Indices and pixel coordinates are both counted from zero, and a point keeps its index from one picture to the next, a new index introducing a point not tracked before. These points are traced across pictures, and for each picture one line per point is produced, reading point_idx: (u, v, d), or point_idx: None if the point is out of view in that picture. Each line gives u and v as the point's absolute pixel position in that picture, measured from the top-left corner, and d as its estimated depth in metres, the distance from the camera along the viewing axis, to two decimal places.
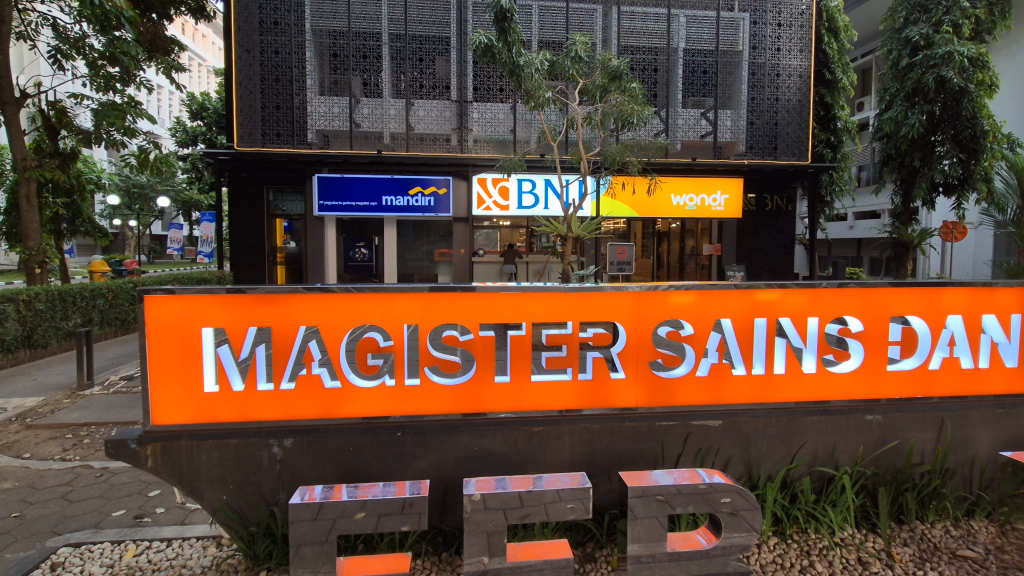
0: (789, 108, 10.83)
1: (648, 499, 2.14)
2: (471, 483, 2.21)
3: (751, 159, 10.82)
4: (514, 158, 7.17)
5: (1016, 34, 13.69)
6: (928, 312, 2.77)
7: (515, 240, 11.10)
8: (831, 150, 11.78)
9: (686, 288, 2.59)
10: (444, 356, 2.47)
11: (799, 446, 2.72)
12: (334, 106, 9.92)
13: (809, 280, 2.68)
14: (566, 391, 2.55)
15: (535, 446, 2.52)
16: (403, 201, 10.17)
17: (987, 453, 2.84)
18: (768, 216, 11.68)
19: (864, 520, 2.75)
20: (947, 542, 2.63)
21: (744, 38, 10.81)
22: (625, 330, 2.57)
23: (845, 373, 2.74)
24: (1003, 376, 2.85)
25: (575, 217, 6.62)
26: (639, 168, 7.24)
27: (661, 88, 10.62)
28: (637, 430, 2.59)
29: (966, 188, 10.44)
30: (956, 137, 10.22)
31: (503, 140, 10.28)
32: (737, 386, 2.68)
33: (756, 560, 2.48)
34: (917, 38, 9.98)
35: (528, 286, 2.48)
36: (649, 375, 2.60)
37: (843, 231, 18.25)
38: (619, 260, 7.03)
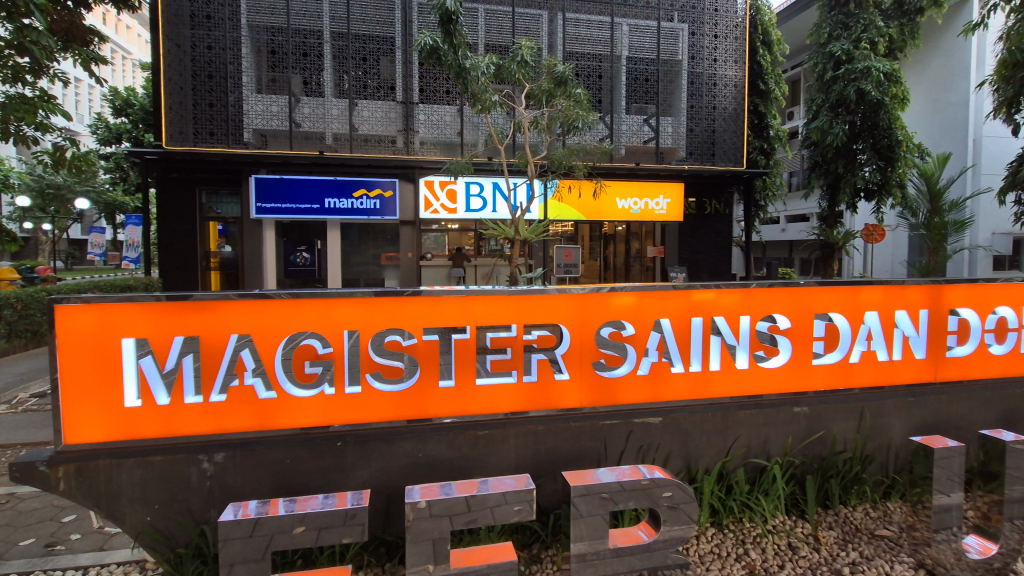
0: (725, 116, 11.35)
1: (591, 497, 2.17)
2: (415, 490, 2.17)
3: (691, 164, 11.26)
4: (461, 161, 7.15)
5: (925, 52, 14.94)
6: (847, 309, 2.97)
7: (463, 243, 11.03)
8: (765, 157, 12.46)
9: (627, 290, 2.66)
10: (387, 362, 2.41)
11: (733, 439, 2.85)
12: (272, 105, 9.59)
13: (741, 281, 2.80)
14: (511, 393, 2.56)
15: (480, 450, 2.51)
16: (346, 203, 9.89)
17: (900, 438, 3.07)
18: (707, 219, 12.18)
19: (794, 507, 2.89)
20: (866, 524, 2.81)
21: (683, 48, 11.24)
22: (569, 332, 2.60)
23: (775, 368, 2.89)
24: (914, 367, 3.08)
25: (522, 220, 6.65)
26: (585, 172, 7.37)
27: (606, 94, 10.87)
28: (581, 430, 2.63)
29: (883, 194, 11.18)
30: (875, 145, 11.02)
31: (450, 142, 10.22)
32: (676, 384, 2.77)
33: (695, 551, 2.56)
34: (839, 53, 10.73)
35: (472, 288, 2.47)
36: (592, 375, 2.65)
37: (776, 233, 19.30)
38: (565, 262, 7.07)
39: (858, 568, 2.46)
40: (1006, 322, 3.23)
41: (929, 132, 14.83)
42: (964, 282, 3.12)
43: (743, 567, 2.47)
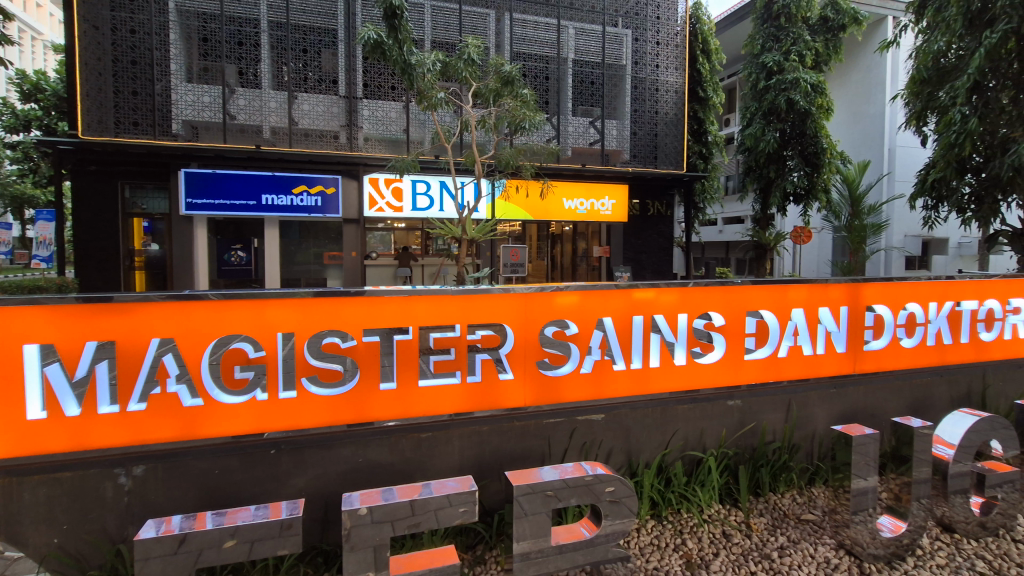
0: (666, 121, 11.74)
1: (534, 496, 2.17)
2: (354, 497, 2.10)
3: (635, 167, 11.57)
4: (406, 159, 7.01)
5: (846, 66, 16.05)
6: (776, 306, 3.13)
7: (410, 242, 10.88)
8: (703, 161, 13.03)
9: (571, 289, 2.69)
10: (323, 365, 2.33)
11: (671, 433, 2.95)
12: (204, 95, 9.09)
13: (679, 280, 2.90)
14: (454, 394, 2.52)
15: (423, 453, 2.49)
16: (285, 200, 9.51)
17: (822, 428, 3.28)
18: (650, 220, 12.57)
19: (727, 496, 3.02)
20: (793, 509, 2.97)
21: (626, 53, 11.54)
22: (513, 331, 2.60)
23: (710, 363, 3.01)
24: (837, 360, 3.29)
25: (469, 219, 6.61)
26: (531, 173, 7.39)
27: (553, 95, 11.01)
28: (525, 429, 2.66)
29: (810, 198, 11.90)
30: (803, 152, 11.73)
31: (396, 139, 10.02)
32: (619, 380, 2.83)
33: (635, 544, 2.62)
34: (771, 64, 11.36)
35: (415, 288, 2.43)
36: (536, 374, 2.66)
37: (714, 234, 20.19)
38: (512, 262, 7.07)
39: (785, 552, 2.60)
40: (916, 317, 3.50)
41: (850, 141, 15.93)
42: (878, 281, 3.36)
43: (681, 557, 2.55)
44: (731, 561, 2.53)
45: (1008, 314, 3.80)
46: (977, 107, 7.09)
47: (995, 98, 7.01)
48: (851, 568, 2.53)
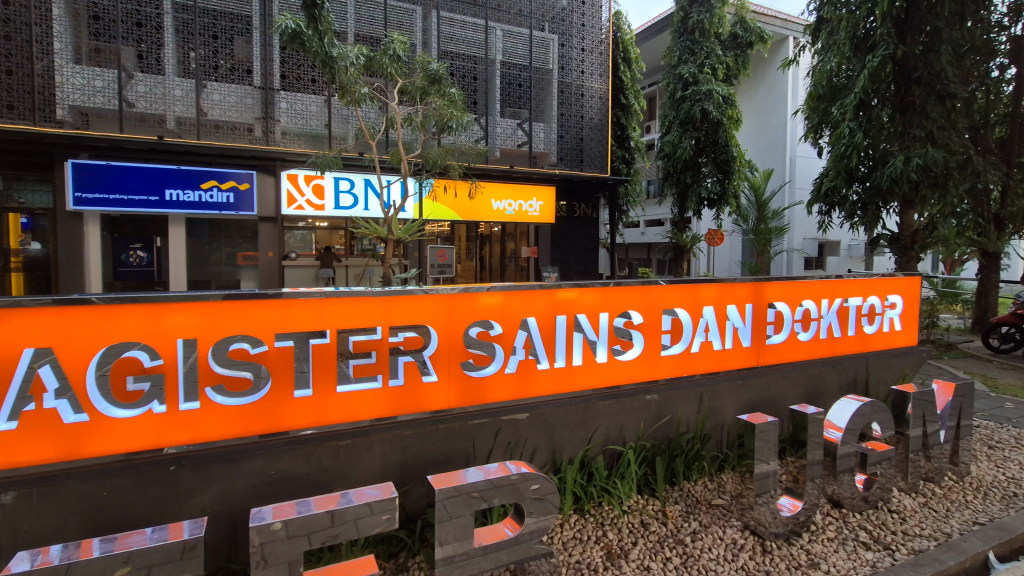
0: (592, 125, 12.08)
1: (457, 498, 2.15)
2: (266, 511, 1.98)
3: (562, 169, 11.83)
4: (328, 155, 6.75)
5: (754, 80, 17.31)
6: (688, 305, 3.32)
7: (333, 242, 10.59)
8: (626, 166, 13.63)
9: (495, 289, 2.69)
10: (231, 373, 2.19)
11: (593, 429, 3.03)
12: (95, 79, 8.28)
13: (600, 280, 2.99)
14: (375, 399, 2.46)
15: (342, 461, 2.37)
16: (193, 196, 8.84)
17: (730, 418, 3.50)
18: (576, 222, 12.90)
19: (645, 487, 3.15)
20: (705, 495, 3.15)
21: (553, 57, 11.77)
22: (436, 332, 2.57)
23: (629, 360, 3.13)
24: (742, 354, 3.55)
25: (395, 219, 6.45)
26: (459, 173, 7.33)
27: (480, 96, 11.02)
28: (450, 431, 2.60)
29: (722, 203, 12.76)
30: (715, 160, 12.48)
31: (317, 135, 9.61)
32: (542, 379, 2.89)
33: (558, 539, 2.67)
34: (687, 76, 12.03)
35: (333, 290, 2.34)
36: (459, 375, 2.65)
37: (636, 236, 21.08)
38: (439, 262, 6.99)
39: (697, 536, 2.76)
40: (810, 313, 3.83)
41: (757, 150, 17.18)
42: (779, 280, 3.65)
43: (602, 548, 2.63)
44: (649, 548, 2.64)
45: (886, 309, 4.25)
46: (862, 122, 7.88)
47: (876, 115, 7.82)
48: (755, 547, 2.72)
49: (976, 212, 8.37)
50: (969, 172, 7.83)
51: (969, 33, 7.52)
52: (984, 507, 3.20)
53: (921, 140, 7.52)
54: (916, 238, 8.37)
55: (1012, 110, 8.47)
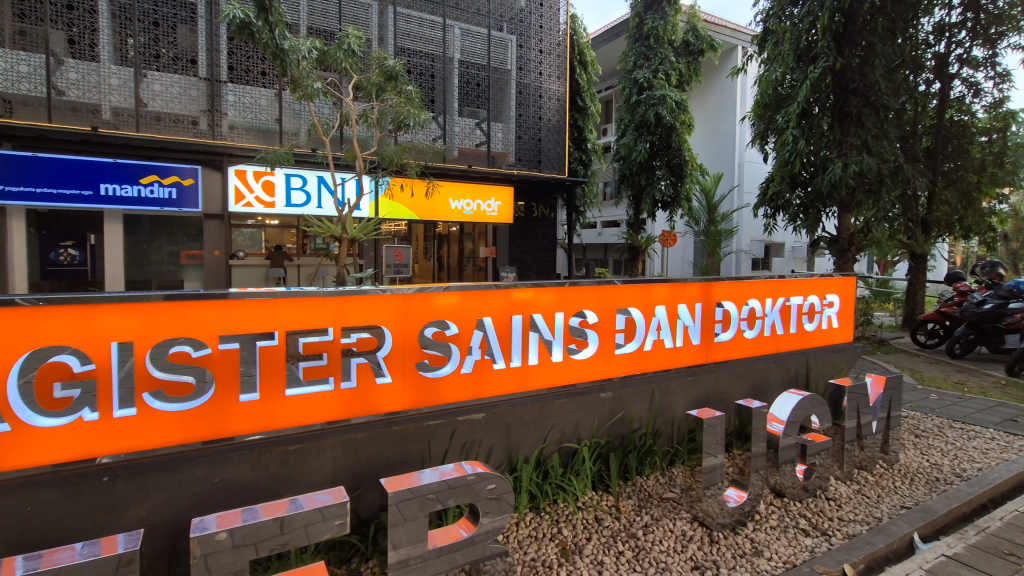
0: (550, 127, 12.20)
1: (411, 501, 2.12)
2: (210, 520, 1.90)
3: (520, 170, 11.89)
4: (279, 151, 6.56)
5: (705, 87, 17.91)
6: (641, 304, 3.41)
7: (284, 241, 10.24)
8: (583, 167, 13.87)
9: (451, 289, 2.68)
10: (171, 377, 2.09)
11: (549, 428, 3.07)
12: (20, 64, 7.73)
13: (555, 280, 3.02)
14: (327, 402, 2.40)
15: (291, 466, 2.33)
16: (132, 191, 8.37)
17: (680, 414, 3.62)
18: (534, 222, 13.01)
19: (599, 483, 3.21)
20: (656, 488, 3.24)
21: (511, 58, 11.82)
22: (391, 333, 2.53)
23: (584, 359, 3.18)
24: (692, 352, 3.66)
25: (350, 217, 6.30)
26: (417, 171, 7.25)
27: (438, 94, 10.93)
28: (404, 433, 2.59)
29: (675, 206, 13.15)
30: (669, 163, 12.85)
31: (267, 129, 9.30)
32: (498, 379, 2.88)
33: (513, 538, 2.68)
34: (642, 80, 12.33)
35: (283, 290, 2.27)
36: (415, 376, 2.61)
37: (593, 236, 21.43)
38: (395, 262, 6.88)
39: (649, 529, 2.83)
40: (755, 311, 4.00)
41: (708, 155, 17.78)
42: (726, 280, 3.79)
43: (556, 545, 2.66)
44: (602, 543, 2.69)
45: (825, 307, 4.50)
46: (803, 130, 8.31)
47: (817, 123, 8.26)
48: (703, 538, 2.82)
49: (906, 216, 8.95)
50: (899, 179, 8.37)
51: (899, 49, 8.05)
52: (911, 492, 3.44)
53: (857, 148, 7.98)
54: (853, 240, 8.85)
55: (937, 121, 9.11)
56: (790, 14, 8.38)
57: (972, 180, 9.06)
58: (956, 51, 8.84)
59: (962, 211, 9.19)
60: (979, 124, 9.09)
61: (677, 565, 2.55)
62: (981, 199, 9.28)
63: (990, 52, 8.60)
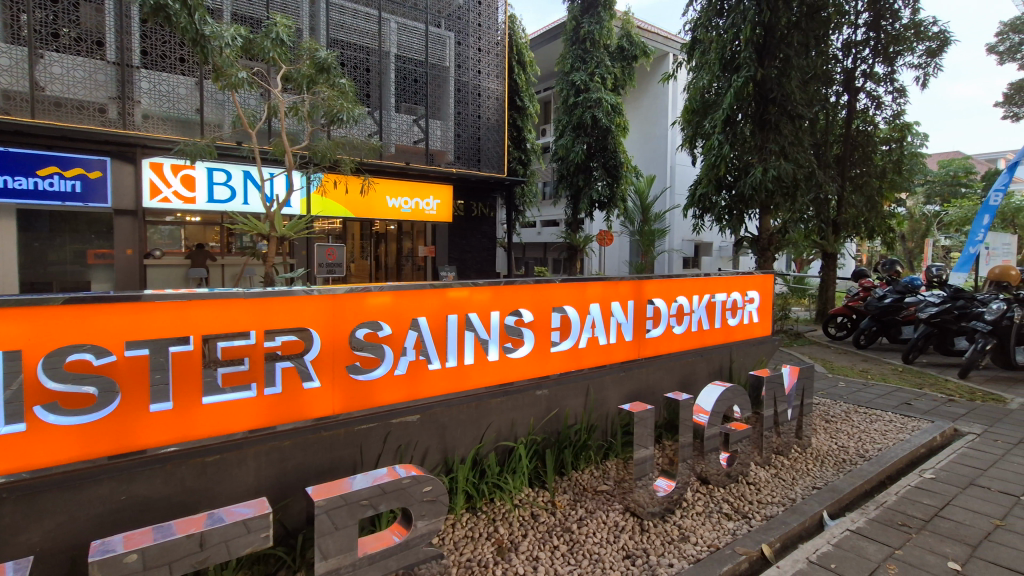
0: (489, 126, 12.20)
1: (341, 508, 2.05)
2: (115, 541, 1.74)
3: (459, 168, 11.82)
4: (199, 143, 6.15)
5: (638, 91, 18.53)
6: (576, 303, 3.48)
7: (206, 239, 9.68)
8: (522, 167, 14.00)
9: (383, 289, 2.62)
10: (70, 389, 1.91)
11: (485, 427, 3.06)
12: None
13: (490, 279, 3.02)
14: (249, 409, 2.28)
15: (210, 479, 2.19)
16: (27, 183, 7.63)
17: (614, 408, 3.72)
18: (474, 221, 13.06)
19: (536, 479, 3.25)
20: (591, 482, 3.32)
21: (449, 55, 11.71)
22: (320, 335, 2.44)
23: (520, 357, 3.20)
24: (625, 348, 3.79)
25: (279, 215, 6.01)
26: (351, 167, 7.03)
27: (374, 89, 10.62)
28: (334, 439, 2.49)
29: (612, 206, 13.53)
30: (605, 164, 13.19)
31: (187, 120, 8.71)
32: (433, 380, 2.84)
33: (449, 539, 2.66)
34: (579, 83, 12.59)
35: (199, 291, 2.14)
36: (345, 380, 2.53)
37: (533, 235, 21.69)
38: (328, 261, 6.62)
39: (583, 523, 2.89)
40: (683, 308, 4.19)
41: (642, 157, 18.40)
42: (657, 279, 3.95)
43: (492, 544, 2.67)
44: (538, 539, 2.72)
45: (746, 303, 4.78)
46: (728, 136, 8.79)
47: (740, 130, 8.75)
48: (634, 527, 2.92)
49: (819, 219, 9.65)
50: (813, 183, 9.02)
51: (812, 62, 8.66)
52: (821, 473, 3.72)
53: (775, 154, 8.55)
54: (772, 240, 9.44)
55: (845, 131, 9.89)
56: (716, 24, 8.83)
57: (875, 185, 9.91)
58: (861, 66, 9.65)
59: (867, 214, 10.02)
60: (880, 134, 9.97)
61: (609, 555, 2.62)
62: (883, 202, 10.17)
63: (889, 69, 9.44)
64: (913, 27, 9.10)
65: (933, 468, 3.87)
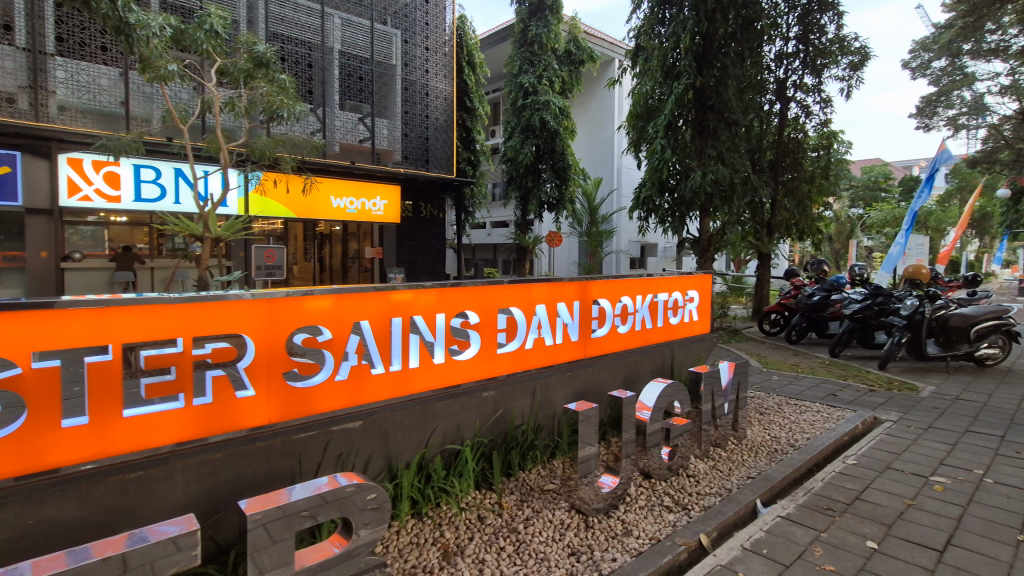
0: (437, 126, 12.10)
1: (277, 521, 1.97)
2: (19, 569, 1.58)
3: (406, 168, 11.66)
4: (123, 138, 5.76)
5: (586, 95, 18.92)
6: (522, 304, 3.51)
7: (134, 240, 9.15)
8: (472, 168, 13.99)
9: (323, 293, 2.54)
10: None
11: (431, 431, 3.03)
12: None
13: (436, 281, 2.99)
14: (176, 421, 2.16)
15: (133, 497, 2.06)
16: None
17: (560, 408, 3.77)
18: (422, 222, 12.92)
19: (482, 481, 3.25)
20: (538, 481, 3.36)
21: (396, 53, 11.53)
22: (254, 341, 2.34)
23: (466, 359, 3.19)
24: (571, 348, 3.85)
25: (213, 215, 5.73)
26: (292, 166, 6.79)
27: (317, 85, 10.29)
28: (270, 449, 2.40)
29: (560, 207, 13.74)
30: (553, 167, 13.38)
31: (110, 113, 8.25)
32: (376, 385, 2.78)
33: (393, 547, 2.62)
34: (527, 85, 12.70)
35: (119, 297, 2.00)
36: (281, 388, 2.44)
37: (483, 237, 21.71)
38: (267, 263, 6.36)
39: (529, 523, 2.92)
40: (627, 308, 4.31)
41: (589, 160, 18.77)
42: (601, 280, 4.04)
43: (438, 549, 2.64)
44: (484, 541, 2.72)
45: (687, 302, 4.96)
46: (669, 141, 9.10)
47: (681, 136, 9.08)
48: (579, 524, 2.96)
49: (754, 221, 10.14)
50: (748, 187, 9.50)
51: (747, 72, 9.11)
52: (755, 463, 3.91)
53: (714, 159, 8.91)
54: (711, 242, 9.85)
55: (778, 138, 10.47)
56: (658, 32, 9.11)
57: (805, 189, 10.54)
58: (792, 78, 10.24)
59: (798, 216, 10.64)
60: (810, 142, 10.61)
61: (554, 553, 2.66)
62: (811, 206, 10.83)
63: (817, 80, 10.05)
64: (837, 42, 9.75)
65: (855, 454, 4.15)
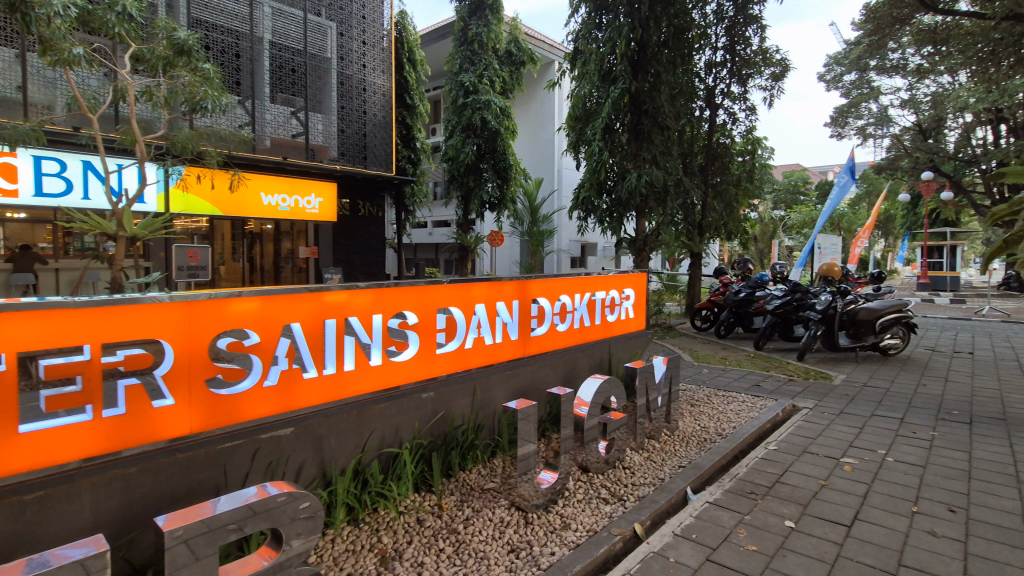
0: (375, 122, 11.81)
1: (199, 536, 1.86)
2: None
3: (343, 165, 11.30)
4: (20, 127, 5.23)
5: (526, 95, 19.14)
6: (461, 303, 3.49)
7: (35, 239, 8.52)
8: (412, 166, 13.76)
9: (249, 295, 2.43)
10: None
11: (367, 434, 2.96)
12: None
13: (372, 281, 2.93)
14: (84, 435, 2.00)
15: (32, 519, 1.88)
16: None
17: (500, 407, 3.79)
18: (360, 221, 12.57)
19: (422, 483, 3.21)
20: (478, 481, 3.37)
21: (331, 46, 11.14)
22: (172, 347, 2.20)
23: (404, 360, 3.14)
24: (510, 346, 3.88)
25: (128, 213, 5.30)
26: (218, 160, 6.41)
27: (245, 76, 9.91)
28: (192, 461, 2.26)
29: (502, 207, 13.79)
30: (495, 166, 13.39)
31: (4, 98, 7.50)
32: (309, 390, 2.69)
33: (329, 555, 2.55)
34: (468, 84, 12.65)
35: (13, 301, 1.82)
36: (204, 396, 2.31)
37: (424, 236, 21.44)
38: (189, 264, 5.97)
39: (469, 522, 2.92)
40: (566, 307, 4.39)
41: (530, 159, 18.96)
42: (540, 279, 4.09)
43: (375, 554, 2.59)
44: (423, 543, 2.70)
45: (623, 300, 5.12)
46: (606, 143, 9.35)
47: (617, 139, 9.36)
48: (519, 521, 2.99)
49: (687, 221, 10.60)
50: (680, 190, 9.91)
51: (678, 79, 9.51)
52: (686, 453, 4.10)
53: (648, 162, 9.25)
54: (647, 242, 10.18)
55: (707, 142, 11.00)
56: (595, 37, 9.33)
57: (732, 192, 11.12)
58: (720, 86, 10.79)
59: (726, 217, 11.19)
60: (736, 147, 11.21)
61: (494, 551, 2.67)
62: (738, 207, 11.47)
63: (742, 89, 10.63)
64: (761, 54, 10.36)
65: (776, 440, 4.44)
